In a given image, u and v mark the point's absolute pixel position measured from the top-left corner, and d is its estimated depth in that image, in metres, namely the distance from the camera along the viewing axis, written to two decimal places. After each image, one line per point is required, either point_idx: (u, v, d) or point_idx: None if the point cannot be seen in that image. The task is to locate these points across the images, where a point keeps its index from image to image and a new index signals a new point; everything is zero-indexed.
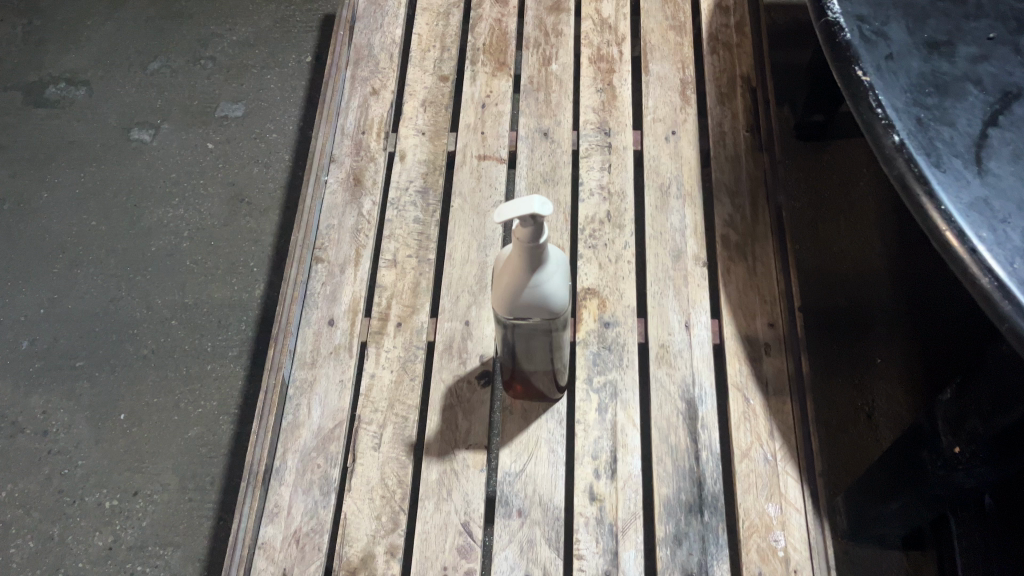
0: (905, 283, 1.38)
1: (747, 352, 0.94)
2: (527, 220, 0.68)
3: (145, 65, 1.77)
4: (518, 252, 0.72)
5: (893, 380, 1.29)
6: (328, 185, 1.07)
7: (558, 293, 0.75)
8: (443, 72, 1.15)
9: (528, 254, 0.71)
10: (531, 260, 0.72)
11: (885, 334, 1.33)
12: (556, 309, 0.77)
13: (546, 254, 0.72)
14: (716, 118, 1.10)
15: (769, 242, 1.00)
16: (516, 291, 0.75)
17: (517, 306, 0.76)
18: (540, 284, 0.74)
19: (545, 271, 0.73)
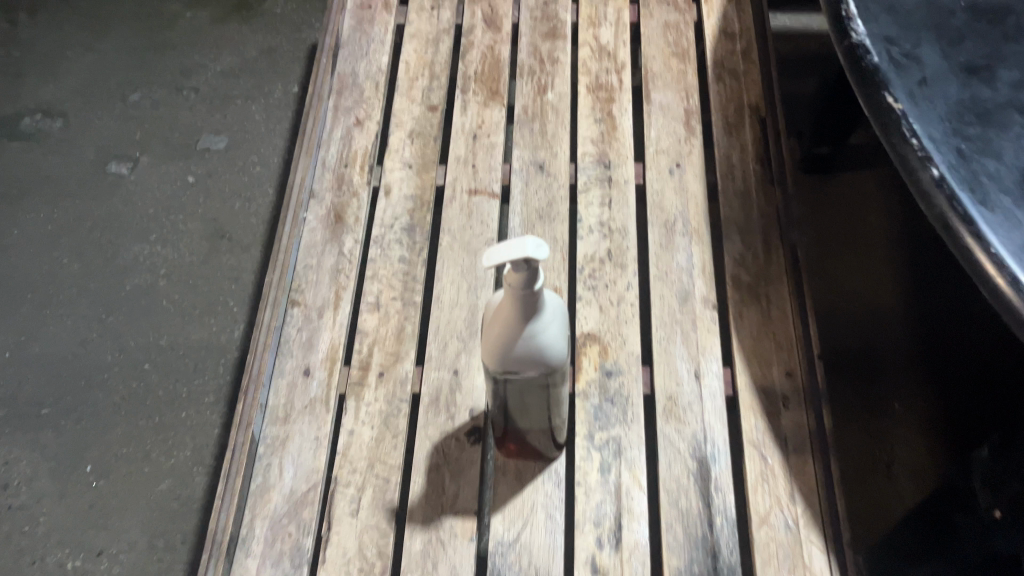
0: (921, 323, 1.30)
1: (763, 404, 0.85)
2: (519, 265, 0.60)
3: (125, 96, 1.69)
4: (510, 301, 0.64)
5: (912, 427, 1.21)
6: (307, 222, 0.99)
7: (557, 346, 0.67)
8: (432, 101, 1.08)
9: (521, 303, 0.63)
10: (524, 309, 0.64)
11: (901, 377, 1.25)
12: (555, 363, 0.68)
13: (541, 302, 0.64)
14: (724, 149, 1.02)
15: (784, 284, 0.92)
16: (508, 345, 0.66)
17: (509, 361, 0.68)
18: (535, 335, 0.66)
19: (540, 320, 0.65)
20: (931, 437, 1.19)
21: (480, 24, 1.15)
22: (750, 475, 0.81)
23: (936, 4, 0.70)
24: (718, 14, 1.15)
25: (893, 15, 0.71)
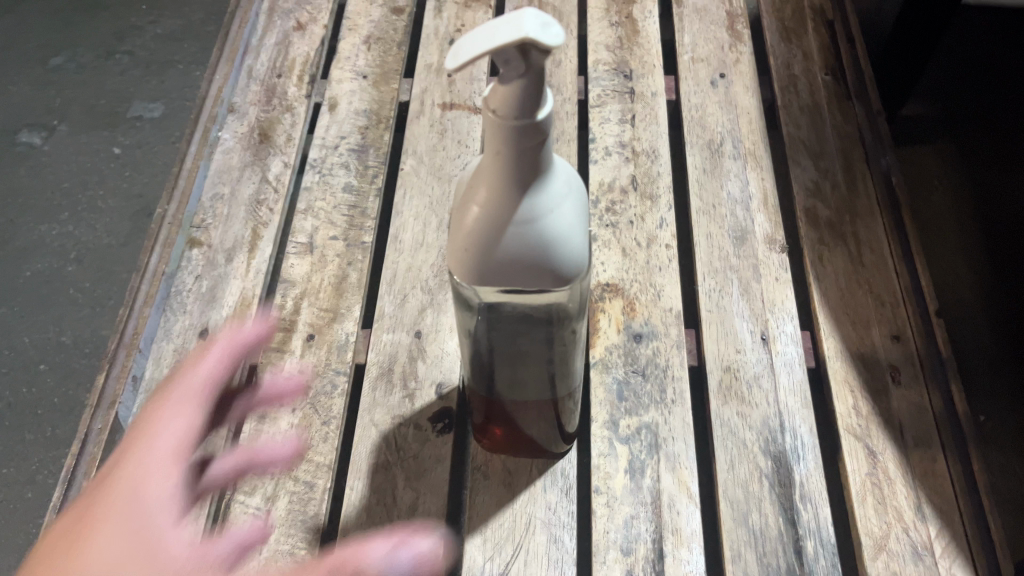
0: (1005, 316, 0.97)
1: (864, 379, 0.59)
2: (513, 54, 0.32)
3: (46, 60, 1.45)
4: (495, 148, 0.36)
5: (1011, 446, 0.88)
6: (222, 142, 0.73)
7: (576, 245, 0.39)
8: (397, 3, 0.83)
9: (517, 152, 0.36)
10: (521, 166, 0.36)
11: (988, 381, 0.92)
12: (571, 277, 0.40)
13: (548, 153, 0.37)
14: (781, 57, 0.77)
15: (878, 220, 0.67)
16: (495, 239, 0.38)
17: (494, 274, 0.39)
18: (541, 216, 0.38)
19: (547, 189, 0.38)
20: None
21: None
22: (853, 479, 0.54)
23: None
24: None
25: None
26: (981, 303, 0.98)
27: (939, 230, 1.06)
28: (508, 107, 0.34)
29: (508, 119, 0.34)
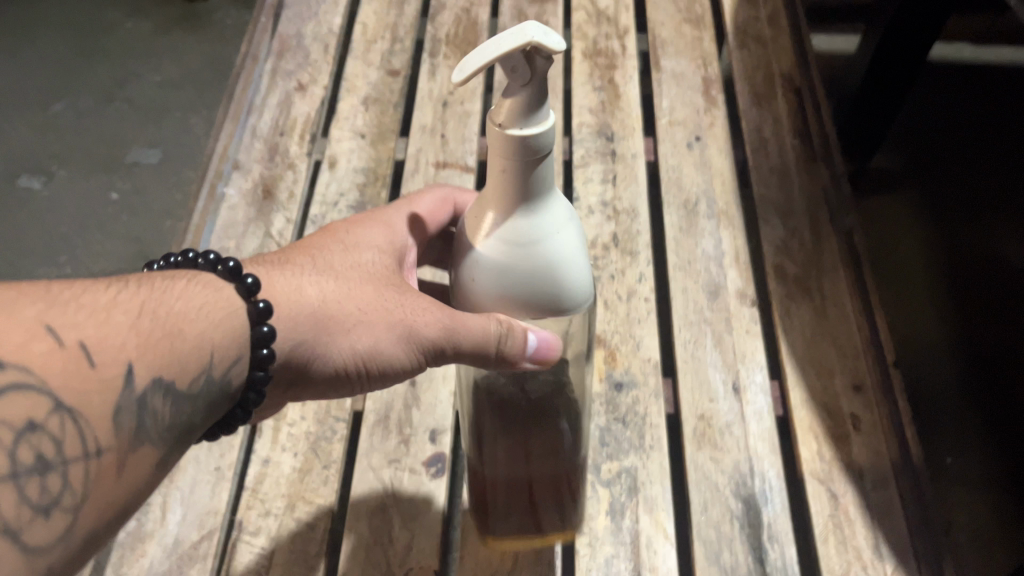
0: (971, 351, 1.03)
1: (827, 427, 0.63)
2: (517, 57, 0.32)
3: (47, 106, 1.49)
4: (497, 169, 0.36)
5: (976, 480, 0.93)
6: (227, 198, 0.77)
7: (577, 266, 0.39)
8: (393, 65, 0.88)
9: (520, 174, 0.36)
10: (526, 189, 0.36)
11: (954, 419, 0.98)
12: (569, 307, 0.41)
13: (548, 171, 0.37)
14: (753, 121, 0.83)
15: (841, 276, 0.72)
16: (494, 267, 0.38)
17: (500, 300, 0.40)
18: (540, 241, 0.38)
19: (546, 215, 0.38)
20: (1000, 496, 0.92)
21: None
22: (816, 520, 0.59)
23: None
24: None
25: None
26: (949, 340, 1.05)
27: (908, 271, 1.13)
28: (511, 120, 0.34)
29: (512, 136, 0.34)
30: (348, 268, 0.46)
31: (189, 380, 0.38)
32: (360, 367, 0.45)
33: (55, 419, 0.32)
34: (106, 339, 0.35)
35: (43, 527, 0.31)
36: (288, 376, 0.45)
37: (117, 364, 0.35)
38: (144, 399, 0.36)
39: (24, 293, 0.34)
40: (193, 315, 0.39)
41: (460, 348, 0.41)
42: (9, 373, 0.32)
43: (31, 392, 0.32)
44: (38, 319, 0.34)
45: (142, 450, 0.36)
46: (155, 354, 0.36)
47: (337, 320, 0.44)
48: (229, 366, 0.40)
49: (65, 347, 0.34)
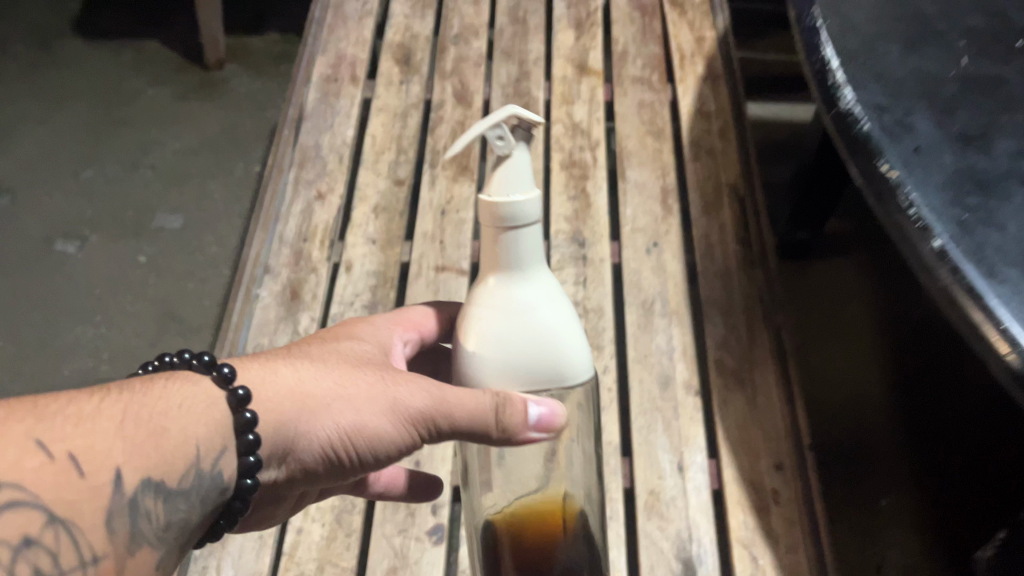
0: (909, 413, 1.22)
1: (752, 500, 0.78)
2: (503, 130, 0.44)
3: (79, 172, 1.65)
4: (485, 236, 0.47)
5: (906, 524, 1.11)
6: (260, 299, 0.92)
7: (552, 335, 0.47)
8: (398, 175, 1.03)
9: (500, 238, 0.46)
10: (505, 251, 0.46)
11: (890, 473, 1.16)
12: (560, 369, 0.49)
13: (534, 242, 0.46)
14: (702, 229, 0.98)
15: (770, 369, 0.87)
16: (500, 331, 0.47)
17: (478, 357, 0.48)
18: (535, 305, 0.47)
19: (538, 288, 0.47)
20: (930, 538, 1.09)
21: (451, 97, 1.11)
22: None
23: (923, 71, 0.65)
24: (693, 92, 1.11)
25: (882, 84, 0.64)
26: (888, 405, 1.24)
27: (855, 344, 1.32)
28: (493, 188, 0.45)
29: (493, 202, 0.45)
30: (332, 358, 0.54)
31: (177, 478, 0.45)
32: (355, 442, 0.51)
33: (48, 531, 0.39)
34: (93, 451, 0.42)
35: None
36: (284, 454, 0.51)
37: (107, 470, 0.42)
38: (133, 500, 0.43)
39: (16, 412, 0.41)
40: (177, 416, 0.46)
41: (448, 413, 0.49)
42: (8, 493, 0.38)
43: (28, 510, 0.39)
44: (30, 436, 0.40)
45: (135, 549, 0.44)
46: (139, 458, 0.44)
47: (324, 396, 0.51)
48: (215, 460, 0.47)
49: (55, 462, 0.40)
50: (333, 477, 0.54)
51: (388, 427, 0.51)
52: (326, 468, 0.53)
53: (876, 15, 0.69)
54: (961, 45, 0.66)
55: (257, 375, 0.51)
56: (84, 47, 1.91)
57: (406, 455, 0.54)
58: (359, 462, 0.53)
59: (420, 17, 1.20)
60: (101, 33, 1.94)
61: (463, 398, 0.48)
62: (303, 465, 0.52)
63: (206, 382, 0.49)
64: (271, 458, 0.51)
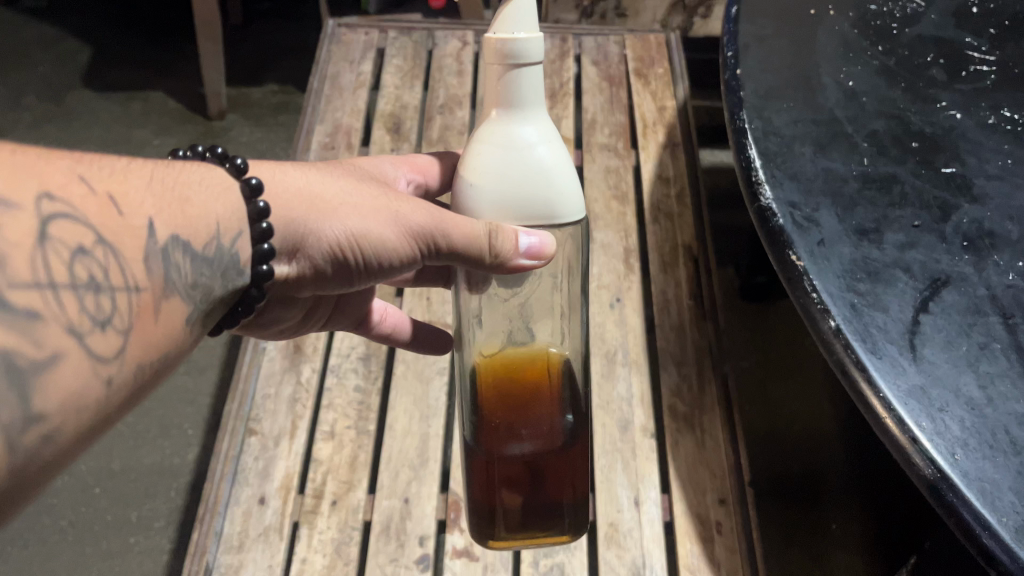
0: (856, 446, 1.33)
1: (698, 531, 0.90)
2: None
3: None
4: (489, 73, 0.52)
5: (852, 547, 1.22)
6: (267, 352, 1.04)
7: (544, 167, 0.53)
8: None
9: (502, 74, 0.52)
10: (506, 85, 0.52)
11: (839, 498, 1.27)
12: (552, 210, 0.54)
13: (534, 83, 0.52)
14: (660, 286, 1.11)
15: (717, 413, 0.99)
16: (494, 166, 0.53)
17: (474, 186, 0.54)
18: (532, 145, 0.52)
19: (536, 130, 0.53)
20: (875, 560, 1.20)
21: None
22: None
23: (832, 171, 0.73)
24: (654, 160, 1.24)
25: (796, 182, 0.73)
26: (839, 435, 1.35)
27: (809, 375, 1.43)
28: (498, 27, 0.51)
29: (498, 39, 0.51)
30: (343, 176, 0.61)
31: (201, 243, 0.50)
32: (359, 247, 0.59)
33: (99, 249, 0.41)
34: (127, 196, 0.45)
35: (100, 342, 0.40)
36: (295, 249, 0.58)
37: (143, 219, 0.45)
38: (165, 250, 0.46)
39: (53, 152, 0.43)
40: (195, 194, 0.51)
41: (445, 226, 0.56)
42: (56, 201, 0.40)
43: (80, 223, 0.41)
44: (74, 171, 0.43)
45: (168, 294, 0.46)
46: (167, 215, 0.47)
47: (334, 201, 0.59)
48: (237, 237, 0.53)
49: (97, 195, 0.43)
50: (339, 278, 0.61)
51: (390, 238, 0.59)
52: (331, 269, 0.60)
53: (794, 120, 0.79)
54: (864, 146, 0.75)
55: (273, 177, 0.58)
56: (93, 99, 2.03)
57: (404, 268, 0.61)
58: (361, 270, 0.61)
59: (410, 88, 1.35)
60: (109, 86, 2.07)
61: (461, 222, 0.55)
62: (311, 262, 0.59)
63: (223, 172, 0.55)
64: (284, 251, 0.58)
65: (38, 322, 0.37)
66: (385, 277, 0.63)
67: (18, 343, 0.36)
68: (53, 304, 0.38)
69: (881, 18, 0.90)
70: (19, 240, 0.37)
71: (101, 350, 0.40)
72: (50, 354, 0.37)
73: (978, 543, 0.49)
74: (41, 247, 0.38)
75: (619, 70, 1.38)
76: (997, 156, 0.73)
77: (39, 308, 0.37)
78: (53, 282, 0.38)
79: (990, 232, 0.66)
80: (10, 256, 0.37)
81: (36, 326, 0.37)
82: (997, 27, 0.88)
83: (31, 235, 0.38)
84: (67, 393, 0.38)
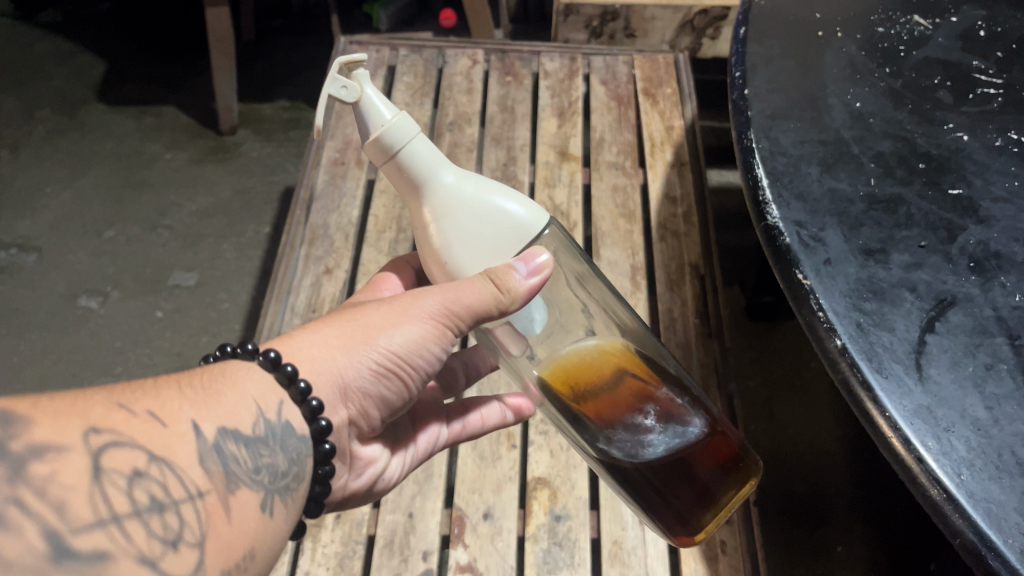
0: (862, 468, 1.32)
1: (702, 550, 0.90)
2: (341, 82, 0.57)
3: (100, 232, 1.77)
4: (390, 169, 0.59)
5: (857, 571, 1.21)
6: None
7: (480, 200, 0.58)
8: (398, 252, 1.15)
9: (397, 164, 0.58)
10: (404, 169, 0.58)
11: (844, 520, 1.26)
12: (518, 222, 0.59)
13: (423, 153, 0.58)
14: (666, 305, 1.11)
15: None
16: (451, 219, 0.58)
17: (450, 262, 0.60)
18: (460, 189, 0.58)
19: (455, 180, 0.58)
20: None
21: None
22: None
23: (838, 191, 0.73)
24: (662, 178, 1.25)
25: (803, 202, 0.73)
26: (844, 456, 1.34)
27: (815, 395, 1.43)
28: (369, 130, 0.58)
29: (375, 137, 0.58)
30: (342, 313, 0.66)
31: (250, 427, 0.55)
32: (394, 354, 0.63)
33: (153, 468, 0.46)
34: (167, 408, 0.50)
35: (176, 558, 0.44)
36: (341, 389, 0.63)
37: (187, 424, 0.50)
38: (216, 445, 0.51)
39: (95, 386, 0.48)
40: (229, 385, 0.56)
41: (456, 311, 0.60)
42: (103, 433, 0.45)
43: (131, 450, 0.45)
44: (113, 400, 0.47)
45: (233, 489, 0.51)
46: (209, 415, 0.52)
47: (350, 337, 0.63)
48: (280, 407, 0.58)
49: (141, 416, 0.48)
50: (394, 386, 0.66)
51: (417, 329, 0.63)
52: (382, 384, 0.65)
53: (801, 140, 0.80)
54: (870, 167, 0.75)
55: (286, 343, 0.62)
56: (106, 113, 2.05)
57: (449, 342, 0.65)
58: (412, 367, 0.65)
59: (419, 105, 1.36)
60: (123, 100, 2.09)
61: (461, 287, 0.58)
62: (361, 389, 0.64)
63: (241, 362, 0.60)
64: (334, 396, 0.63)
65: (107, 561, 0.40)
66: (442, 357, 0.68)
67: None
68: (119, 536, 0.42)
69: (888, 40, 0.91)
70: (75, 481, 0.42)
71: (178, 567, 0.44)
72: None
73: (983, 563, 0.48)
74: (97, 482, 0.42)
75: (627, 90, 1.39)
76: (1002, 178, 0.74)
77: (108, 546, 0.41)
78: (116, 515, 0.42)
79: (995, 253, 0.66)
80: (71, 502, 0.41)
81: (107, 564, 0.40)
82: (1005, 50, 0.89)
83: (86, 472, 0.42)
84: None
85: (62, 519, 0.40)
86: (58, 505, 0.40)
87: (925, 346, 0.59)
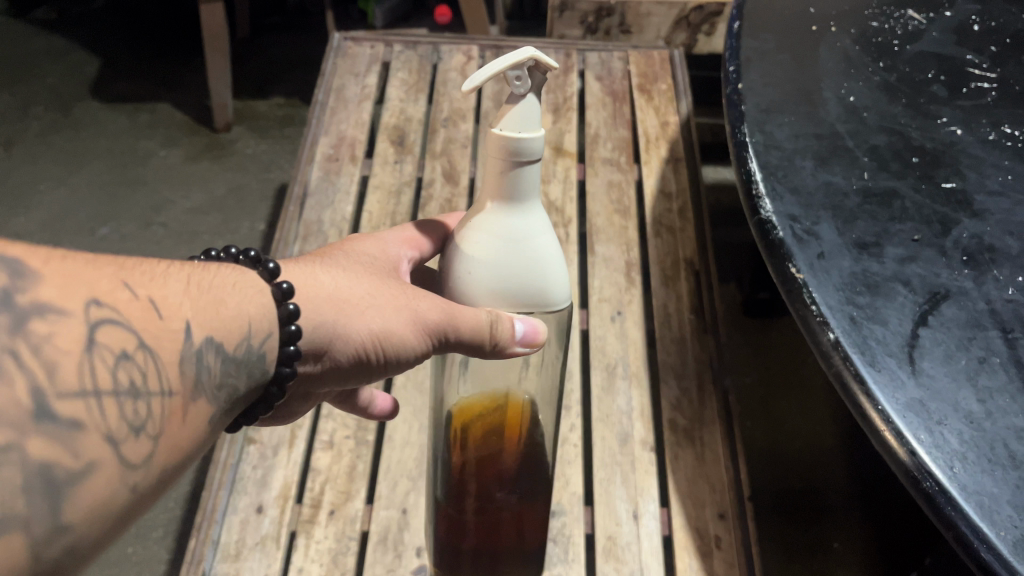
0: (858, 465, 1.33)
1: (698, 546, 0.89)
2: (522, 72, 0.50)
3: (94, 228, 1.76)
4: (490, 166, 0.54)
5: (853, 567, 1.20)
6: None
7: (537, 258, 0.56)
8: None
9: (505, 169, 0.53)
10: (507, 180, 0.53)
11: (840, 515, 1.26)
12: (545, 300, 0.58)
13: (534, 176, 0.54)
14: (661, 299, 1.11)
15: (717, 428, 0.98)
16: (494, 258, 0.55)
17: (472, 273, 0.56)
18: (530, 238, 0.55)
19: (530, 222, 0.55)
20: None
21: (440, 177, 1.24)
22: None
23: (833, 185, 0.73)
24: (657, 174, 1.25)
25: (797, 196, 0.73)
26: (840, 452, 1.34)
27: (812, 392, 1.43)
28: (505, 124, 0.52)
29: (501, 135, 0.52)
30: (356, 274, 0.61)
31: (234, 344, 0.50)
32: (381, 348, 0.59)
33: (140, 354, 0.43)
34: (169, 300, 0.46)
35: (134, 446, 0.41)
36: (321, 353, 0.58)
37: (180, 320, 0.46)
38: (199, 352, 0.47)
39: (102, 257, 0.45)
40: (231, 297, 0.51)
41: (460, 336, 0.57)
42: (103, 307, 0.41)
43: (125, 330, 0.42)
44: (118, 276, 0.44)
45: (197, 397, 0.47)
46: (207, 316, 0.48)
47: (355, 309, 0.58)
48: (266, 338, 0.52)
49: (140, 301, 0.44)
50: (358, 376, 0.62)
51: (410, 338, 0.59)
52: (354, 371, 0.61)
53: (795, 134, 0.79)
54: (864, 161, 0.75)
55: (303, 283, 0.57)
56: (101, 111, 2.05)
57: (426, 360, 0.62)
58: (382, 367, 0.61)
59: (414, 101, 1.36)
60: (118, 99, 2.08)
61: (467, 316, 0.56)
62: (334, 365, 0.59)
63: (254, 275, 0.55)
64: (309, 354, 0.57)
65: (78, 431, 0.38)
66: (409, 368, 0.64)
67: (57, 455, 0.37)
68: (96, 412, 0.39)
69: (882, 34, 0.91)
70: (70, 348, 0.39)
71: (135, 455, 0.41)
72: (87, 464, 0.38)
73: (975, 556, 0.48)
74: (87, 353, 0.40)
75: (623, 85, 1.39)
76: (997, 173, 0.73)
77: (83, 418, 0.38)
78: (97, 391, 0.39)
79: (990, 246, 0.66)
80: (61, 365, 0.38)
81: (77, 435, 0.38)
82: (999, 43, 0.89)
83: (81, 342, 0.40)
84: (97, 502, 0.39)
85: (49, 379, 0.37)
86: (50, 366, 0.38)
87: (916, 340, 0.59)
